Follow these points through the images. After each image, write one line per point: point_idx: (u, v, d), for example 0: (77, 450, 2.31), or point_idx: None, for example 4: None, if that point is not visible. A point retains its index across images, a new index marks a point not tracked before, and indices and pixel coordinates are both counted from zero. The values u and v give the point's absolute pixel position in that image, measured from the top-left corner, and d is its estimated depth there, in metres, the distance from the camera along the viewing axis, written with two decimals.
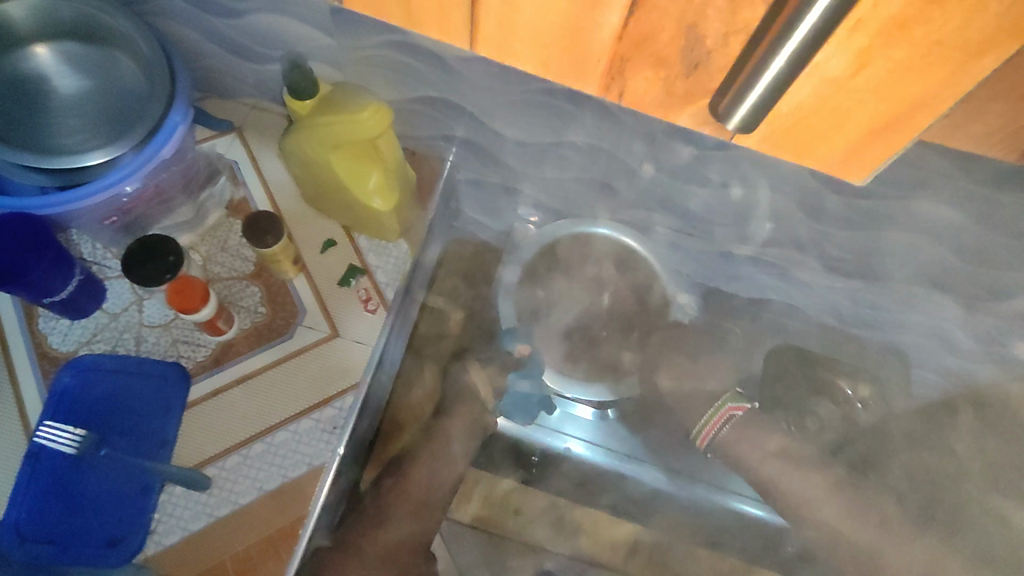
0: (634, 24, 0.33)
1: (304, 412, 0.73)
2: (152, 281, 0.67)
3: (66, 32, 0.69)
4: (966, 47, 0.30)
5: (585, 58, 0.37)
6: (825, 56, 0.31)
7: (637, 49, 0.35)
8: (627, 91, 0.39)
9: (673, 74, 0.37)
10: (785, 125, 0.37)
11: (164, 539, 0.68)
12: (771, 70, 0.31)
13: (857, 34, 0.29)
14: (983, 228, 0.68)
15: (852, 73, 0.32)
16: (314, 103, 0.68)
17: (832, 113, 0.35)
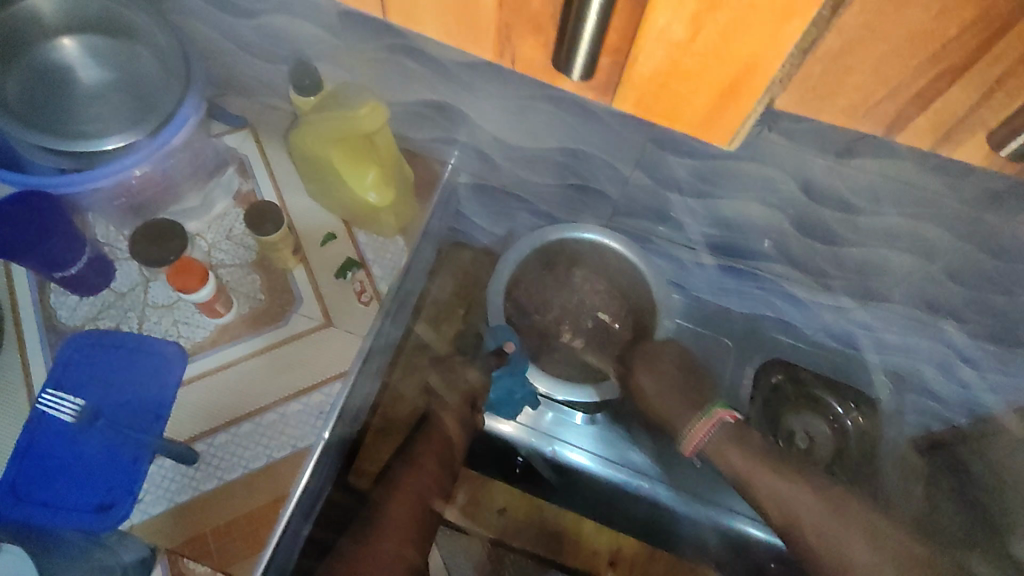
0: None
1: (293, 396, 0.76)
2: (154, 263, 0.71)
3: (91, 26, 0.74)
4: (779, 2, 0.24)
5: (473, 21, 0.31)
6: (662, 19, 0.26)
7: (514, 11, 0.30)
8: (520, 60, 0.33)
9: (552, 41, 0.31)
10: (647, 94, 0.31)
11: (151, 508, 0.71)
12: (588, 20, 0.27)
13: None
14: (971, 247, 0.72)
15: (691, 37, 0.26)
16: (317, 102, 0.71)
17: (686, 85, 0.29)
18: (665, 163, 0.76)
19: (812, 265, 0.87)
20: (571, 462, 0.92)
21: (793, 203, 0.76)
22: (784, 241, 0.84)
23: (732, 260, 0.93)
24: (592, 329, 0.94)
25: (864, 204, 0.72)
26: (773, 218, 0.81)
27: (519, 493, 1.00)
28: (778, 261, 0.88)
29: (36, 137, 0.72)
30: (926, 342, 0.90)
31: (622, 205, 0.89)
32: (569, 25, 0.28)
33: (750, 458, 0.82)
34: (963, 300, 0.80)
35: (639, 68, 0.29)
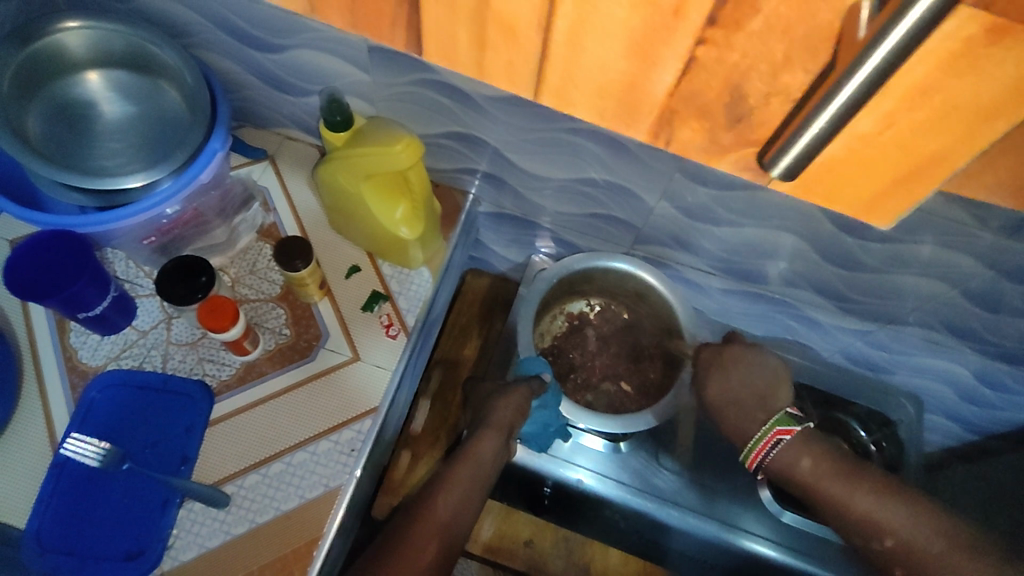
0: (684, 80, 0.32)
1: (322, 433, 0.74)
2: (185, 301, 0.71)
3: (118, 62, 0.74)
4: (976, 108, 0.28)
5: (636, 105, 0.35)
6: (856, 117, 0.30)
7: (685, 100, 0.34)
8: (674, 140, 0.37)
9: (717, 126, 0.35)
10: (815, 176, 0.35)
11: (180, 555, 0.68)
12: (815, 126, 0.30)
13: (883, 99, 0.29)
14: (996, 273, 0.74)
15: (880, 130, 0.30)
16: (348, 136, 0.71)
17: (856, 169, 0.34)
18: (690, 191, 0.77)
19: (834, 290, 0.88)
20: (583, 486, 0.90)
21: (819, 232, 0.77)
22: (804, 266, 0.85)
23: (750, 285, 0.93)
24: (612, 355, 0.93)
25: (890, 232, 0.73)
26: (796, 246, 0.82)
27: (544, 525, 0.99)
28: (800, 287, 0.90)
29: (49, 171, 0.68)
30: (942, 362, 0.93)
31: (644, 232, 0.89)
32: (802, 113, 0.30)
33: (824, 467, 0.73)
34: (982, 321, 0.82)
35: (818, 155, 0.33)
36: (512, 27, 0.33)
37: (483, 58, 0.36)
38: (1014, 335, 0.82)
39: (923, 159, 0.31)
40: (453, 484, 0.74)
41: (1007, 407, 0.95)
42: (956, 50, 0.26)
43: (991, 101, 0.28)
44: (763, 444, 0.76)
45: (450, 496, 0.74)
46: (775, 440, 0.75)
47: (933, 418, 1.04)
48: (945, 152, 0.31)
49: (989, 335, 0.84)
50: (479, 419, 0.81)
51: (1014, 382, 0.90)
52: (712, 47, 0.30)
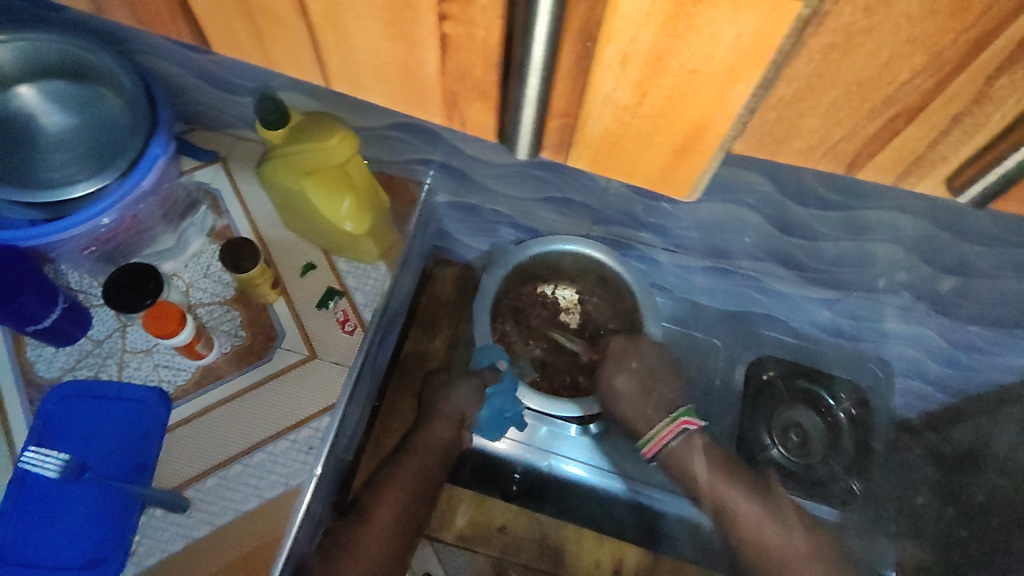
0: (448, 58, 0.30)
1: (281, 433, 0.74)
2: (133, 309, 0.70)
3: (50, 71, 0.73)
4: (718, 73, 0.26)
5: (418, 88, 0.32)
6: (607, 84, 0.28)
7: (457, 80, 0.31)
8: (468, 122, 0.35)
9: (497, 106, 0.32)
10: (604, 148, 0.33)
11: (143, 560, 0.69)
12: (533, 76, 0.28)
13: (628, 68, 0.27)
14: (951, 235, 0.73)
15: (637, 100, 0.29)
16: (287, 133, 0.70)
17: (637, 141, 0.32)
18: None
19: (796, 260, 0.88)
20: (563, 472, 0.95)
21: (775, 205, 0.76)
22: (766, 238, 0.85)
23: (716, 261, 0.93)
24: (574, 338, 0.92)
25: (843, 201, 0.72)
26: (752, 219, 0.81)
27: (518, 508, 0.96)
28: (763, 259, 0.89)
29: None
30: (909, 326, 0.93)
31: (602, 213, 0.89)
32: (511, 89, 0.30)
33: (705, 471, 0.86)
34: (944, 282, 0.82)
35: (590, 129, 0.32)
36: (282, 16, 0.30)
37: (270, 50, 0.33)
38: (981, 297, 0.82)
39: (690, 126, 0.30)
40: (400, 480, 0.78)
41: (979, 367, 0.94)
42: (668, 12, 0.24)
43: (725, 62, 0.25)
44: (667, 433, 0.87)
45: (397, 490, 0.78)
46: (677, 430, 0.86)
47: None
48: (705, 116, 0.29)
49: (953, 296, 0.84)
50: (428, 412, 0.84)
51: (983, 343, 0.90)
52: (457, 22, 0.27)
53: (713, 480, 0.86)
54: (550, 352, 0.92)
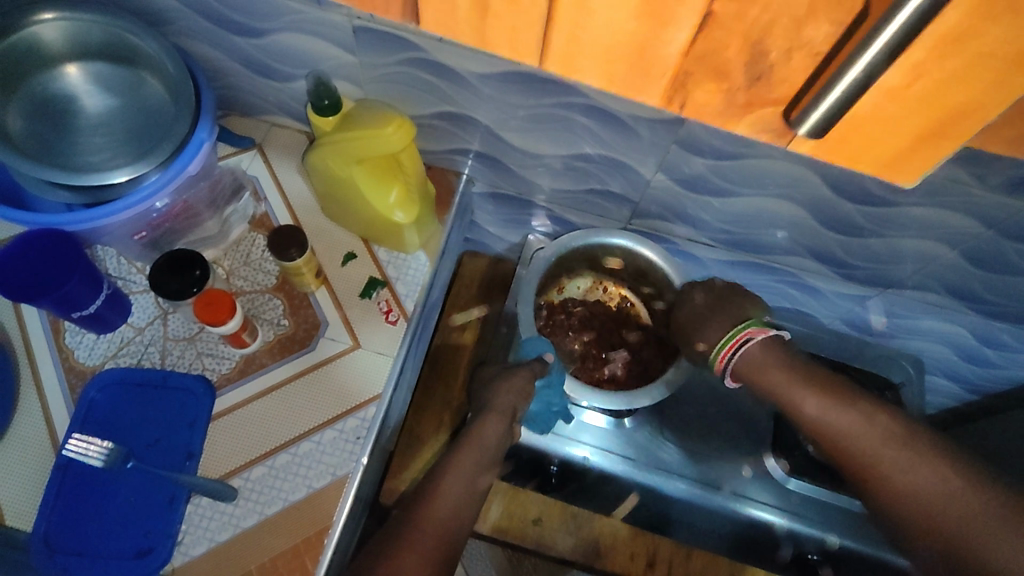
0: (701, 41, 0.42)
1: (327, 423, 0.73)
2: (179, 295, 0.69)
3: (95, 53, 0.72)
4: (1008, 57, 0.36)
5: (646, 67, 0.45)
6: (887, 73, 0.38)
7: (698, 61, 0.44)
8: (688, 103, 0.48)
9: (735, 89, 0.46)
10: (838, 140, 0.46)
11: (191, 550, 0.68)
12: (859, 60, 0.37)
13: (915, 51, 0.36)
14: (994, 232, 0.74)
15: (906, 84, 0.39)
16: (337, 120, 0.70)
17: (876, 131, 0.44)
18: (686, 162, 0.76)
19: (833, 256, 0.88)
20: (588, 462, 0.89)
21: (820, 199, 0.77)
22: (806, 233, 0.85)
23: (750, 255, 0.94)
24: (616, 330, 0.93)
25: (890, 196, 0.73)
26: (794, 213, 0.81)
27: (551, 499, 0.96)
28: (800, 254, 0.90)
29: (35, 169, 0.66)
30: (939, 322, 0.94)
31: (641, 207, 0.89)
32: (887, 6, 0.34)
33: (778, 369, 0.73)
34: (980, 280, 0.83)
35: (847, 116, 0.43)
36: None
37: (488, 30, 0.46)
38: (1015, 294, 0.83)
39: (952, 111, 0.41)
40: (457, 471, 0.74)
41: (1005, 365, 0.95)
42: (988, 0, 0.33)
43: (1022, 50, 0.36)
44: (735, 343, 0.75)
45: (456, 480, 0.73)
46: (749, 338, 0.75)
47: (929, 377, 1.05)
48: (975, 107, 0.40)
49: (989, 294, 0.85)
50: (480, 407, 0.82)
51: (1012, 340, 0.91)
52: None
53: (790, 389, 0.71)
54: (590, 341, 0.92)
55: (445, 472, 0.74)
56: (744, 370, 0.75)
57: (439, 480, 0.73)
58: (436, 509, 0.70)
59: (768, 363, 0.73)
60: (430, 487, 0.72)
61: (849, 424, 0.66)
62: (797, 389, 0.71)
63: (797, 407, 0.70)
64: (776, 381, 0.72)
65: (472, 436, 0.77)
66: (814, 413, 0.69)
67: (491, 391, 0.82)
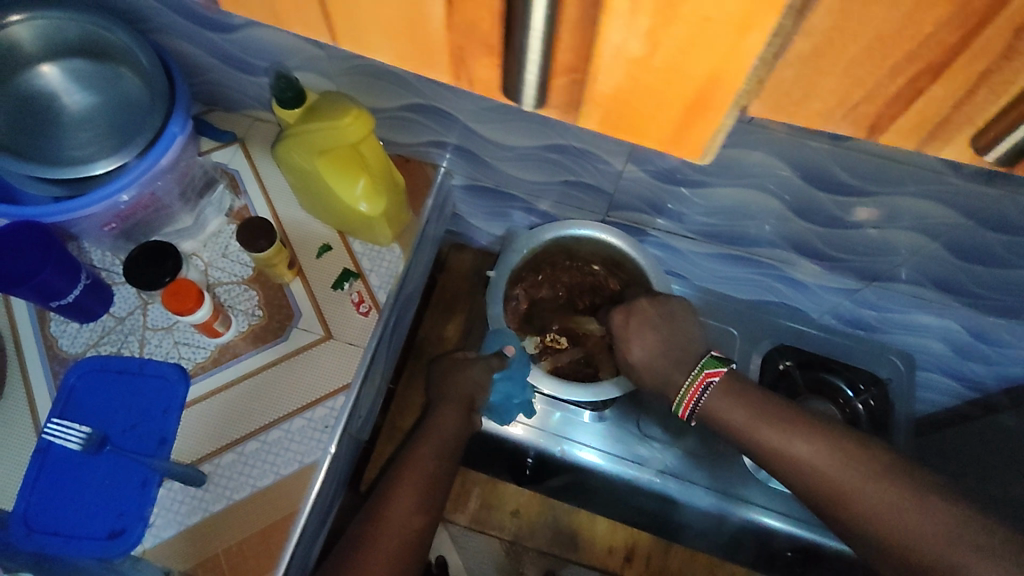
0: (456, 7, 0.24)
1: (297, 411, 0.75)
2: (150, 285, 0.71)
3: (73, 50, 0.74)
4: (695, 76, 0.23)
5: (425, 48, 0.26)
6: (615, 34, 0.22)
7: (464, 33, 0.25)
8: (478, 82, 0.27)
9: (509, 67, 0.25)
10: (613, 109, 0.26)
11: (162, 532, 0.70)
12: (530, 60, 0.24)
13: (636, 14, 0.21)
14: (977, 223, 0.71)
15: (650, 53, 0.22)
16: (301, 111, 0.70)
17: (651, 101, 0.25)
18: (656, 152, 0.75)
19: (815, 248, 0.86)
20: (584, 461, 0.89)
21: (795, 190, 0.75)
22: (785, 225, 0.83)
23: (732, 248, 0.92)
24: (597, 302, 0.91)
25: (867, 186, 0.70)
26: (771, 204, 0.80)
27: (533, 495, 0.99)
28: (783, 247, 0.88)
29: (33, 169, 0.69)
30: (932, 317, 0.91)
31: (617, 198, 0.88)
32: None
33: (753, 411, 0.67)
34: (968, 273, 0.80)
35: (601, 85, 0.25)
36: None
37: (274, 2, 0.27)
38: (1004, 287, 0.80)
39: (702, 80, 0.23)
40: (417, 464, 0.74)
41: (1001, 360, 0.92)
42: None
43: (741, 5, 0.20)
44: (695, 387, 0.70)
45: (416, 476, 0.74)
46: (705, 384, 0.70)
47: (927, 373, 1.02)
48: (720, 68, 0.22)
49: (980, 287, 0.82)
50: (435, 399, 0.82)
51: (1007, 335, 0.88)
52: None
53: (764, 428, 0.66)
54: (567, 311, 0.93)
55: (405, 466, 0.74)
56: (710, 409, 0.69)
57: (398, 478, 0.73)
58: (399, 505, 0.71)
59: (734, 400, 0.68)
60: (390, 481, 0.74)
61: (825, 456, 0.61)
62: (779, 432, 0.65)
63: (775, 451, 0.64)
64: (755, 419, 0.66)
65: (431, 428, 0.78)
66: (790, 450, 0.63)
67: (443, 382, 0.81)
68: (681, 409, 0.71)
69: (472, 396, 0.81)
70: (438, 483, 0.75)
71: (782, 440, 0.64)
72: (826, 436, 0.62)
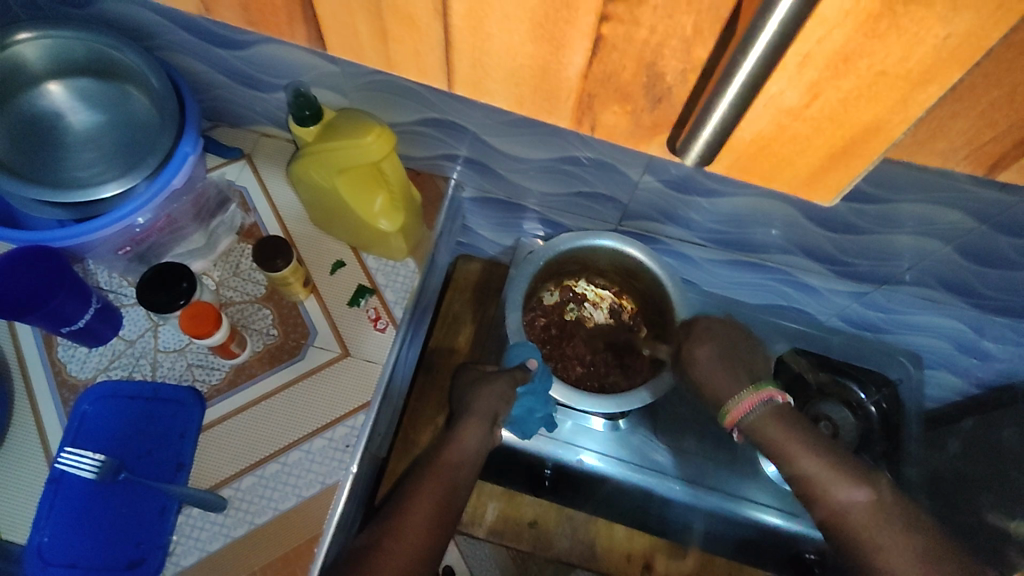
0: (596, 60, 0.33)
1: (316, 432, 0.73)
2: (166, 307, 0.70)
3: (79, 69, 0.72)
4: (908, 77, 0.29)
5: (551, 89, 0.36)
6: (776, 87, 0.31)
7: (599, 83, 0.35)
8: (598, 126, 0.39)
9: (639, 109, 0.36)
10: (744, 156, 0.36)
11: (182, 560, 0.69)
12: (724, 101, 0.32)
13: (805, 69, 0.30)
14: (991, 228, 0.72)
15: (805, 103, 0.32)
16: (318, 129, 0.70)
17: (788, 147, 0.35)
18: (672, 162, 0.75)
19: (827, 254, 0.87)
20: (585, 466, 0.89)
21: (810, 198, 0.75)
22: (798, 231, 0.84)
23: (743, 254, 0.93)
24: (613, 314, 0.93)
25: (882, 193, 0.71)
26: (785, 212, 0.80)
27: (548, 504, 0.98)
28: (794, 253, 0.89)
29: (39, 191, 0.67)
30: (942, 319, 0.92)
31: (630, 208, 0.88)
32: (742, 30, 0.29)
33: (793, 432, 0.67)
34: (978, 275, 0.81)
35: (742, 135, 0.35)
36: (419, 20, 0.34)
37: (392, 52, 0.37)
38: (1013, 289, 0.81)
39: (858, 130, 0.33)
40: (438, 474, 0.74)
41: (1008, 359, 0.94)
42: (870, 14, 0.27)
43: (919, 65, 0.28)
44: (750, 399, 0.70)
45: (435, 486, 0.72)
46: (767, 399, 0.70)
47: (933, 372, 1.04)
48: (879, 121, 0.32)
49: (989, 290, 0.83)
50: (460, 411, 0.81)
51: (1013, 335, 0.89)
52: (617, 24, 0.31)
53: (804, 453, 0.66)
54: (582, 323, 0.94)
55: (426, 477, 0.73)
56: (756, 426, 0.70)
57: (419, 486, 0.72)
58: (415, 517, 0.69)
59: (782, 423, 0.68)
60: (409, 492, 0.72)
61: (854, 502, 0.62)
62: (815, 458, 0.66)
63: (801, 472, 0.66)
64: (793, 448, 0.67)
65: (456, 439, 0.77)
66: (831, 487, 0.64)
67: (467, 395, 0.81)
68: (728, 416, 0.72)
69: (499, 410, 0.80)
70: (456, 492, 0.74)
71: (820, 475, 0.65)
72: (862, 484, 0.63)
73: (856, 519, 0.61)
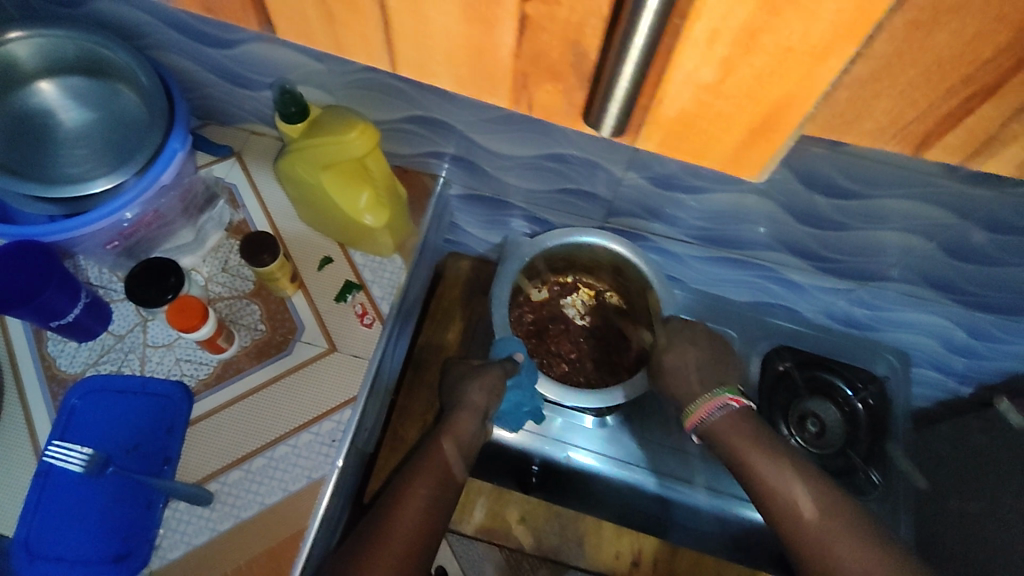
0: (528, 37, 0.29)
1: (303, 426, 0.74)
2: (153, 302, 0.70)
3: (69, 67, 0.73)
4: (809, 50, 0.25)
5: (488, 72, 0.32)
6: (689, 62, 0.27)
7: (531, 61, 0.30)
8: (537, 104, 0.33)
9: (570, 88, 0.31)
10: (672, 132, 0.32)
11: (168, 553, 0.69)
12: (622, 76, 0.28)
13: (712, 43, 0.26)
14: (970, 223, 0.73)
15: (719, 78, 0.27)
16: (304, 126, 0.71)
17: (713, 124, 0.30)
18: (655, 159, 0.75)
19: (811, 250, 0.87)
20: (575, 463, 0.89)
21: (791, 194, 0.76)
22: (781, 228, 0.84)
23: (728, 251, 0.93)
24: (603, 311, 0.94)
25: (861, 188, 0.72)
26: (767, 208, 0.81)
27: (537, 502, 1.01)
28: (779, 249, 0.89)
29: (30, 187, 0.67)
30: (926, 315, 0.93)
31: (616, 205, 0.89)
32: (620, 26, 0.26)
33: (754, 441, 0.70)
34: (960, 271, 0.82)
35: (666, 109, 0.30)
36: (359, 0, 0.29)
37: (341, 33, 0.32)
38: (995, 285, 0.82)
39: (770, 106, 0.28)
40: (431, 468, 0.74)
41: (992, 355, 0.95)
42: None
43: (823, 41, 0.25)
44: (710, 404, 0.75)
45: (427, 480, 0.72)
46: (723, 405, 0.74)
47: (920, 369, 1.05)
48: (790, 96, 0.28)
49: (972, 285, 0.84)
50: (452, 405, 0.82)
51: (997, 331, 0.90)
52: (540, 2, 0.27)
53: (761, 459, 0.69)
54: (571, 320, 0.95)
55: (416, 470, 0.74)
56: (715, 431, 0.73)
57: (410, 479, 0.73)
58: (405, 514, 0.69)
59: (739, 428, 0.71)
60: (400, 485, 0.72)
61: (810, 507, 0.64)
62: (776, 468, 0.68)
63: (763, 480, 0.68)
64: (753, 455, 0.69)
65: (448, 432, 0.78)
66: (783, 489, 0.66)
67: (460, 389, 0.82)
68: (687, 419, 0.76)
69: (490, 403, 0.81)
70: (448, 486, 0.74)
71: (779, 480, 0.67)
72: (825, 494, 0.65)
73: (815, 525, 0.62)
